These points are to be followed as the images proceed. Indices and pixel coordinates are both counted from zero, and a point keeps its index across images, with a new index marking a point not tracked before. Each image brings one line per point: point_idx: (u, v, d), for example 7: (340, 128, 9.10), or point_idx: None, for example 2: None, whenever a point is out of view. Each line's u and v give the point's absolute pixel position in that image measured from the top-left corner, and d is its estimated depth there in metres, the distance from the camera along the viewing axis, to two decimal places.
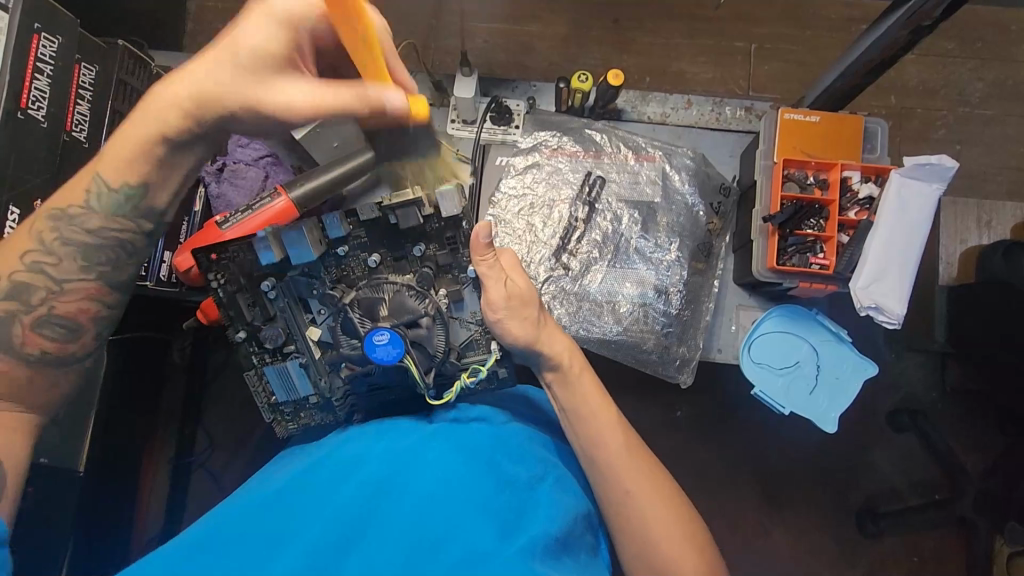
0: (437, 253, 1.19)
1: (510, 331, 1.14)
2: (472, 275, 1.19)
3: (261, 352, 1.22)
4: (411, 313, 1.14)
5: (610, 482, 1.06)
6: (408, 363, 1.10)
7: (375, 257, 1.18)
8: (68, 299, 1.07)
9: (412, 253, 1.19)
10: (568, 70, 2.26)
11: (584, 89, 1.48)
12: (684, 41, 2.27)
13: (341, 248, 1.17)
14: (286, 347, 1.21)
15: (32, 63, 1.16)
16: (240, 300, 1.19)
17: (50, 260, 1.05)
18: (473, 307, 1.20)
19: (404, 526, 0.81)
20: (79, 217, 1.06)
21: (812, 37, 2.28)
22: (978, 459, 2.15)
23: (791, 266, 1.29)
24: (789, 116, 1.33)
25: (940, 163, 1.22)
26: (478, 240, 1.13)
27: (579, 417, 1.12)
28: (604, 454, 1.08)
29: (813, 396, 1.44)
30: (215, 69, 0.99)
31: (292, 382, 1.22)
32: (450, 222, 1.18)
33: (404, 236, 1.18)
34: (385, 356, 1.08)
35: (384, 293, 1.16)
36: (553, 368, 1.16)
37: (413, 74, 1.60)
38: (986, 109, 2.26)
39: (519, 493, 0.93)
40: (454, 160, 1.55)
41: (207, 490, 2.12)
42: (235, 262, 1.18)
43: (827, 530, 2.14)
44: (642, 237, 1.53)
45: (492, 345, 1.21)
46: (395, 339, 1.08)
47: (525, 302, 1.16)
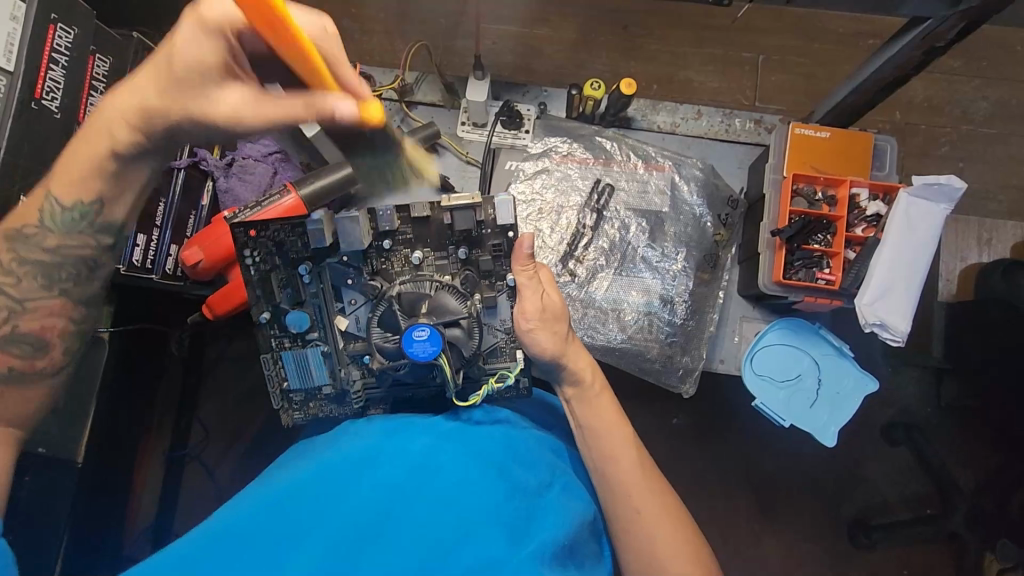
0: (482, 257, 1.21)
1: (539, 344, 1.15)
2: (509, 284, 1.21)
3: (282, 335, 1.23)
4: (452, 313, 1.11)
5: (619, 493, 1.07)
6: (442, 362, 1.10)
7: (418, 253, 1.21)
8: (32, 314, 1.06)
9: (455, 254, 1.22)
10: (575, 74, 2.27)
11: (596, 97, 1.48)
12: (691, 50, 2.28)
13: (385, 242, 1.20)
14: (309, 334, 1.23)
15: (48, 54, 1.15)
16: (273, 279, 1.21)
17: (11, 280, 1.04)
18: (505, 315, 1.22)
19: (417, 527, 0.82)
20: (35, 236, 1.06)
21: (820, 50, 2.29)
22: (971, 475, 2.16)
23: (796, 281, 1.30)
24: (799, 131, 1.34)
25: (948, 183, 1.24)
26: (521, 251, 1.16)
27: (591, 429, 1.14)
28: (614, 467, 1.09)
29: (813, 410, 1.45)
30: (163, 92, 0.96)
31: (308, 369, 1.23)
32: (500, 229, 1.22)
33: (451, 237, 1.22)
34: (421, 353, 1.07)
35: (427, 288, 1.15)
36: (573, 384, 1.18)
37: (425, 75, 1.60)
38: (989, 128, 2.27)
39: (527, 496, 0.95)
40: (463, 163, 1.56)
41: (200, 484, 2.11)
42: (274, 241, 1.20)
43: (818, 541, 2.16)
44: (649, 246, 1.54)
45: (516, 353, 1.22)
46: (434, 337, 1.07)
47: (558, 317, 1.18)
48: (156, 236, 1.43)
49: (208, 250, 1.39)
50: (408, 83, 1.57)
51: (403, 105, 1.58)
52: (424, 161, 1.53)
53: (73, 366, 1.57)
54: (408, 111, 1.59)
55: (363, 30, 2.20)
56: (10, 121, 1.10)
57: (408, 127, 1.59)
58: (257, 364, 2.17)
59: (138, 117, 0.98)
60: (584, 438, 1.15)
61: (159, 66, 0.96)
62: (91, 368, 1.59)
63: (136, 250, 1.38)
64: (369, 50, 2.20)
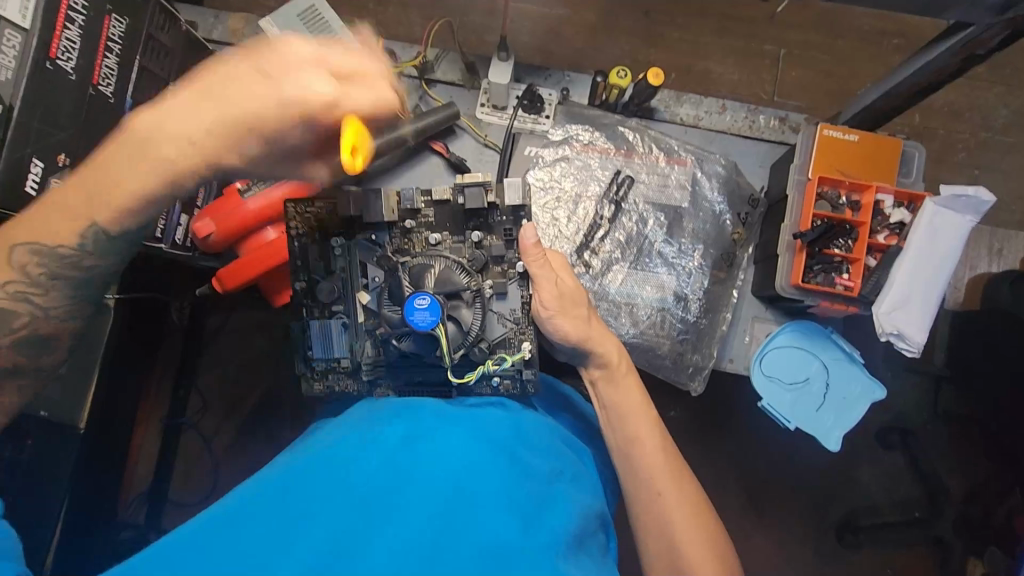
0: (494, 242, 1.22)
1: (560, 329, 1.19)
2: (520, 270, 1.21)
3: (312, 305, 1.23)
4: (455, 285, 1.13)
5: (641, 475, 1.09)
6: (439, 333, 1.09)
7: (436, 235, 1.21)
8: (52, 322, 1.01)
9: (468, 238, 1.22)
10: (593, 58, 2.22)
11: (621, 86, 1.45)
12: (713, 40, 2.23)
13: (407, 221, 1.21)
14: (334, 305, 1.22)
15: (63, 11, 1.10)
16: (311, 248, 1.23)
17: (36, 291, 0.98)
18: (514, 302, 1.22)
19: (436, 510, 0.81)
20: (70, 256, 1.00)
21: (843, 47, 2.24)
22: (960, 480, 2.19)
23: (815, 285, 1.28)
24: (828, 133, 1.31)
25: (977, 196, 1.22)
26: (524, 242, 1.19)
27: (619, 410, 1.17)
28: (639, 450, 1.11)
29: (819, 413, 1.45)
30: (201, 128, 0.97)
31: (330, 339, 1.21)
32: (511, 214, 1.23)
33: (467, 221, 1.23)
34: (421, 322, 1.06)
35: (435, 264, 1.16)
36: (601, 365, 1.21)
37: (446, 52, 1.56)
38: (1007, 137, 2.25)
39: (538, 482, 0.95)
40: (481, 145, 1.54)
41: (197, 452, 2.12)
42: (317, 216, 1.23)
43: (806, 539, 2.19)
44: (666, 241, 1.52)
45: (524, 343, 1.21)
46: (434, 307, 1.07)
47: (574, 302, 1.21)
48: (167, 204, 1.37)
49: (221, 223, 1.37)
50: (429, 60, 1.54)
51: (423, 82, 1.55)
52: (441, 142, 1.52)
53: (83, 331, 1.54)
54: (427, 89, 1.56)
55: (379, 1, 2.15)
56: (22, 80, 1.05)
57: (427, 106, 1.56)
58: (259, 335, 2.17)
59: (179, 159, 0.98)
60: (613, 417, 1.17)
61: (199, 106, 0.97)
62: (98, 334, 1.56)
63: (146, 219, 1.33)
64: (384, 22, 2.15)
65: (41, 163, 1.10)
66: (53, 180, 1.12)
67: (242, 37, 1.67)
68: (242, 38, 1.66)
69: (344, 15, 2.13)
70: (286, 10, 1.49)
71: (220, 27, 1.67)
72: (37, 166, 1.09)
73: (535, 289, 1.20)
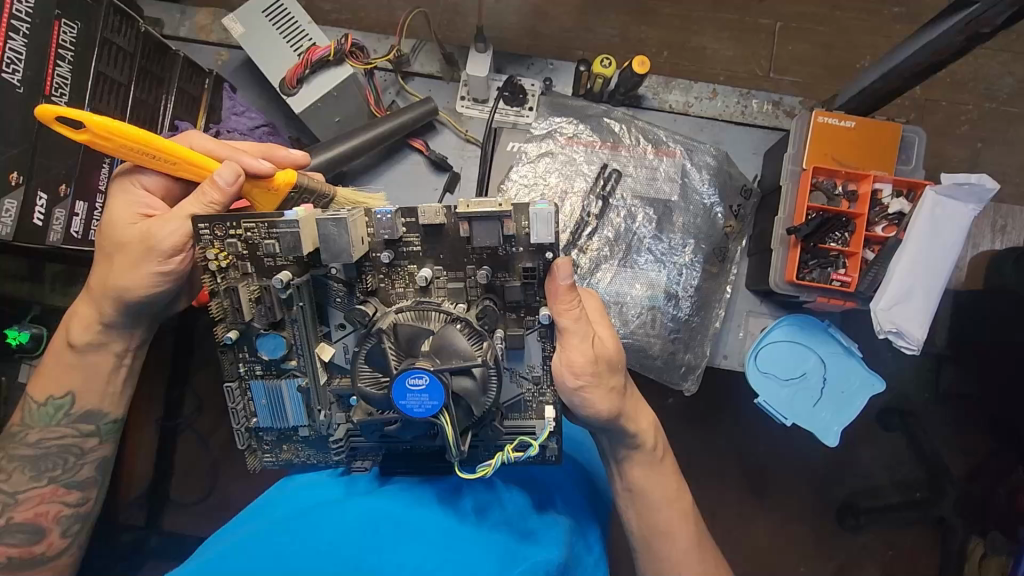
0: (510, 284, 0.97)
1: (590, 402, 1.02)
2: (544, 321, 0.98)
3: (252, 360, 1.03)
4: (462, 357, 0.90)
5: (670, 568, 1.13)
6: (443, 420, 0.91)
7: (426, 272, 0.97)
8: (24, 505, 1.15)
9: (475, 277, 0.97)
10: (582, 39, 2.14)
11: (606, 75, 1.38)
12: (706, 15, 2.14)
13: (385, 254, 0.97)
14: (284, 362, 1.03)
15: (6, 20, 1.04)
16: (243, 290, 0.98)
17: (2, 477, 1.15)
18: (533, 359, 1.02)
19: (412, 550, 0.84)
20: (20, 433, 1.17)
21: (842, 18, 2.15)
22: (961, 460, 2.16)
23: (810, 281, 1.23)
24: (822, 120, 1.25)
25: (980, 184, 1.16)
26: (558, 283, 0.97)
27: (646, 499, 1.15)
28: (667, 543, 1.14)
29: (816, 408, 1.41)
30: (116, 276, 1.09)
31: (283, 407, 1.05)
32: (535, 249, 0.96)
33: (469, 253, 0.97)
34: (416, 406, 0.89)
35: (429, 322, 0.93)
36: (634, 447, 1.14)
37: (422, 44, 1.50)
38: (1012, 107, 2.16)
39: (517, 516, 0.99)
40: (463, 141, 1.48)
41: (194, 452, 2.12)
42: (246, 243, 0.97)
43: (806, 522, 2.17)
44: (655, 237, 1.47)
45: (545, 407, 1.04)
46: (433, 389, 0.88)
47: (608, 367, 1.04)
48: None
49: None
50: (405, 54, 1.47)
51: (399, 77, 1.49)
52: (421, 140, 1.47)
53: None
54: (404, 84, 1.50)
55: None
56: None
57: (404, 102, 1.50)
58: None
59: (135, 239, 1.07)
60: (637, 504, 1.16)
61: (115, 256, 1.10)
62: None
63: None
64: (363, 7, 2.06)
65: None
66: (5, 201, 1.09)
67: (210, 32, 1.60)
68: (211, 34, 1.60)
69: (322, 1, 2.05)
70: (250, 5, 1.40)
71: (187, 23, 1.59)
72: (39, 199, 1.15)
73: (563, 343, 1.00)
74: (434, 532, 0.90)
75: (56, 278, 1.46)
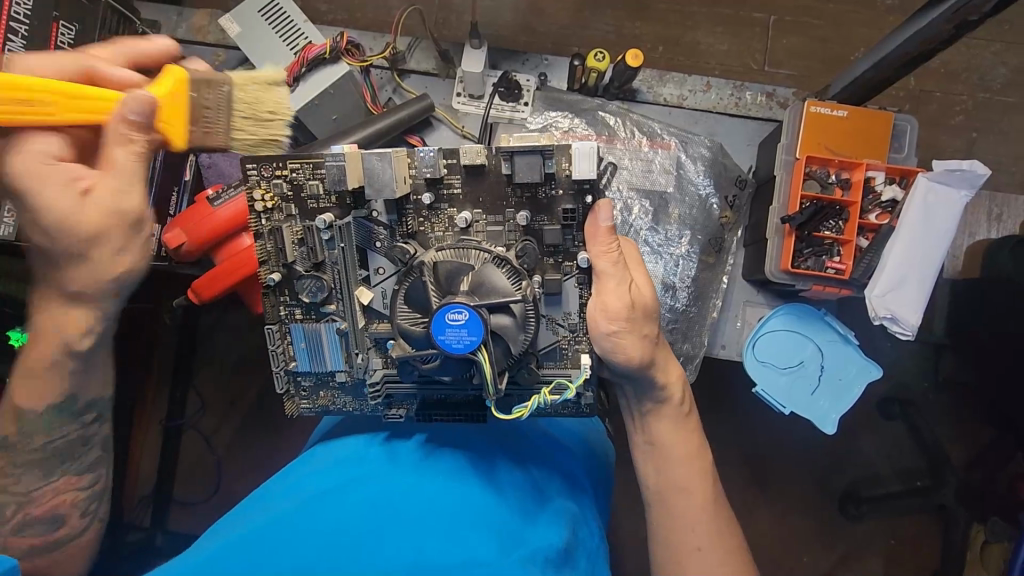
0: (548, 227, 1.09)
1: (624, 348, 1.08)
2: (581, 264, 1.10)
3: (292, 303, 1.16)
4: (499, 294, 1.01)
5: (681, 524, 1.14)
6: (481, 359, 0.99)
7: (467, 215, 1.09)
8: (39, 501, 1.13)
9: (513, 219, 1.10)
10: (578, 35, 2.15)
11: (600, 68, 1.39)
12: (701, 9, 2.15)
13: (427, 197, 1.09)
14: (325, 305, 1.15)
15: (5, 22, 1.11)
16: (287, 230, 1.12)
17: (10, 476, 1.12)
18: (569, 307, 1.12)
19: (416, 539, 0.86)
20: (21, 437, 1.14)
21: (836, 11, 2.16)
22: (962, 448, 2.17)
23: (804, 269, 1.24)
24: (815, 109, 1.25)
25: (971, 170, 1.18)
26: (597, 224, 1.08)
27: (667, 453, 1.20)
28: (684, 500, 1.16)
29: (815, 396, 1.42)
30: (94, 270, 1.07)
31: (321, 351, 1.16)
32: (573, 190, 1.09)
33: (509, 196, 1.10)
34: (454, 341, 0.98)
35: (470, 260, 1.04)
36: (659, 401, 1.21)
37: (418, 41, 1.51)
38: (1006, 97, 2.18)
39: (520, 498, 1.01)
40: (459, 137, 1.48)
41: (199, 452, 2.13)
42: (290, 184, 1.11)
43: (808, 513, 2.18)
44: (652, 229, 1.48)
45: (582, 355, 1.13)
46: (472, 324, 0.97)
47: (644, 315, 1.11)
48: None
49: (191, 234, 1.31)
50: (401, 51, 1.48)
51: (395, 74, 1.50)
52: (418, 136, 1.48)
53: None
54: (400, 81, 1.51)
55: None
56: None
57: (400, 99, 1.50)
58: (252, 335, 2.15)
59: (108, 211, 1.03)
60: (658, 457, 1.21)
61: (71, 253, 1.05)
62: None
63: None
64: (359, 7, 2.07)
65: None
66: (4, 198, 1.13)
67: (207, 34, 1.61)
68: (207, 35, 1.61)
69: (319, 2, 2.06)
70: (247, 5, 1.41)
71: (184, 24, 1.60)
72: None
73: (600, 287, 1.09)
74: (438, 510, 0.92)
75: None
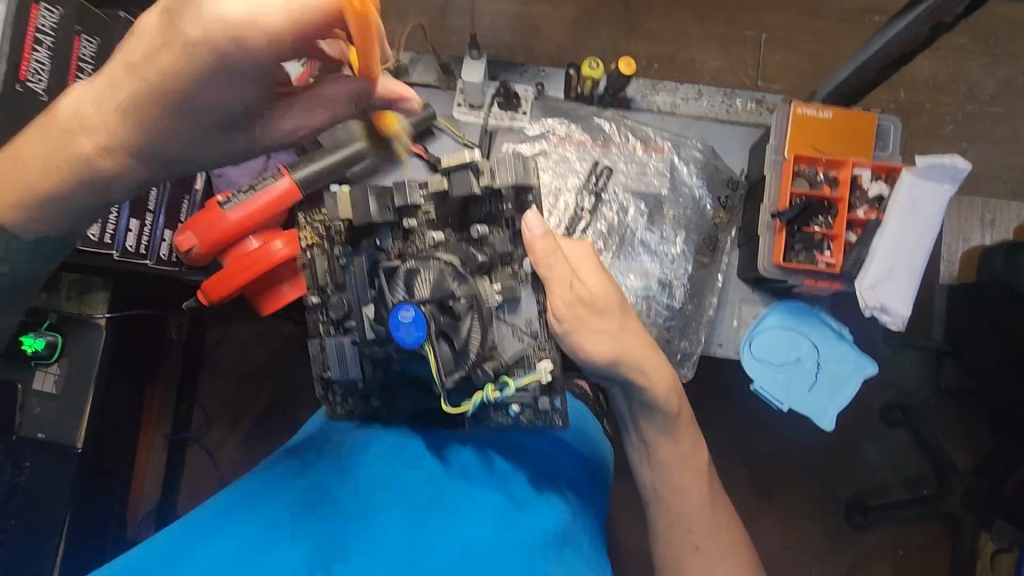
0: (496, 236, 1.12)
1: (588, 348, 1.13)
2: (530, 270, 1.14)
3: (327, 320, 1.22)
4: (446, 292, 1.02)
5: (683, 524, 1.19)
6: (426, 352, 0.99)
7: (436, 235, 1.10)
8: None
9: (472, 233, 1.11)
10: (574, 53, 2.22)
11: (595, 76, 1.47)
12: (693, 28, 2.23)
13: (407, 220, 1.09)
14: (345, 322, 1.15)
15: (31, 34, 1.19)
16: (319, 260, 1.21)
17: None
18: (529, 312, 1.13)
19: (425, 533, 0.91)
20: None
21: (824, 27, 2.24)
22: (968, 455, 2.17)
23: (796, 263, 1.28)
24: (801, 111, 1.31)
25: (954, 165, 1.23)
26: (530, 235, 1.11)
27: (662, 458, 1.22)
28: (682, 498, 1.20)
29: (811, 393, 1.44)
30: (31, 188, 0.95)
31: (344, 361, 1.15)
32: (515, 199, 1.10)
33: (470, 214, 1.12)
34: (408, 338, 0.95)
35: (427, 267, 1.05)
36: (647, 402, 1.19)
37: (420, 56, 1.57)
38: (995, 107, 2.24)
39: (513, 489, 1.04)
40: (460, 145, 1.52)
41: (203, 466, 2.14)
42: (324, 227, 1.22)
43: (815, 521, 2.18)
44: (648, 229, 1.52)
45: (540, 362, 1.11)
46: (419, 320, 0.95)
47: (592, 311, 1.15)
48: (150, 221, 1.42)
49: (200, 236, 1.36)
50: (403, 64, 1.55)
51: (398, 85, 1.54)
52: (420, 144, 1.50)
53: (73, 352, 1.54)
54: None
55: None
56: None
57: None
58: (258, 347, 2.19)
59: (127, 105, 0.86)
60: (650, 459, 1.23)
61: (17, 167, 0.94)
62: (88, 355, 1.55)
63: (128, 236, 1.38)
64: None
65: None
66: None
67: None
68: None
69: None
70: None
71: None
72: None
73: (547, 290, 1.13)
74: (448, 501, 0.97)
75: (71, 288, 1.57)
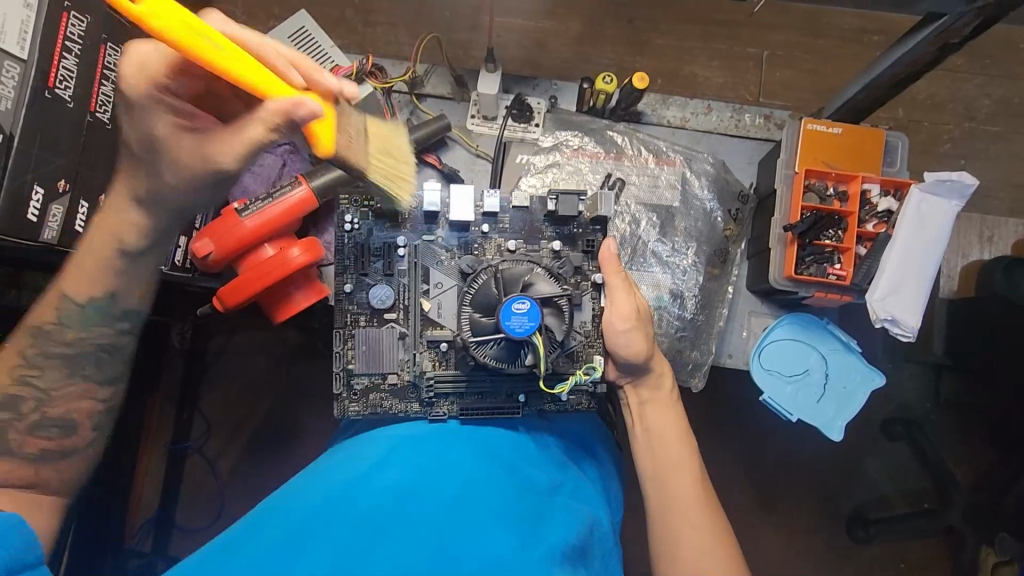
0: (574, 252, 1.31)
1: (633, 344, 1.25)
2: (597, 281, 1.29)
3: (360, 312, 1.32)
4: (548, 294, 1.20)
5: (677, 501, 1.16)
6: (537, 339, 1.16)
7: (513, 243, 1.31)
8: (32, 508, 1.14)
9: (548, 246, 1.32)
10: (580, 68, 2.26)
11: (608, 90, 1.48)
12: (697, 45, 2.27)
13: (484, 225, 1.32)
14: (387, 314, 1.31)
15: (60, 42, 1.25)
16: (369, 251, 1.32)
17: None
18: (587, 314, 1.30)
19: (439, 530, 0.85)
20: None
21: (824, 46, 2.29)
22: (968, 468, 2.19)
23: (808, 276, 1.31)
24: (811, 126, 1.33)
25: (960, 180, 1.25)
26: (609, 253, 1.29)
27: (663, 437, 1.25)
28: (674, 483, 1.18)
29: (820, 404, 1.45)
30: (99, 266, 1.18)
31: (378, 356, 1.29)
32: (590, 225, 1.33)
33: (545, 229, 1.33)
34: (518, 327, 1.15)
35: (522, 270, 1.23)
36: (654, 386, 1.31)
37: (434, 67, 1.60)
38: (992, 126, 2.28)
39: (530, 499, 1.00)
40: (474, 156, 1.56)
41: (202, 476, 2.10)
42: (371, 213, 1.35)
43: (817, 534, 2.18)
44: (659, 241, 1.54)
45: (595, 356, 1.29)
46: (533, 313, 1.15)
47: (643, 318, 1.28)
48: None
49: (219, 242, 1.34)
50: (419, 75, 1.57)
51: (413, 97, 1.57)
52: (434, 154, 1.53)
53: None
54: (418, 103, 1.59)
55: (367, 22, 2.19)
56: (22, 111, 1.18)
57: (417, 120, 1.58)
58: (259, 357, 2.16)
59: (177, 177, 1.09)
60: (654, 441, 1.25)
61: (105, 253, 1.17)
62: None
63: None
64: (373, 42, 2.18)
65: (42, 189, 1.22)
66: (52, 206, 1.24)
67: None
68: None
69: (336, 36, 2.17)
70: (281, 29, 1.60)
71: None
72: (36, 192, 1.20)
73: (612, 299, 1.28)
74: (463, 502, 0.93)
75: None
